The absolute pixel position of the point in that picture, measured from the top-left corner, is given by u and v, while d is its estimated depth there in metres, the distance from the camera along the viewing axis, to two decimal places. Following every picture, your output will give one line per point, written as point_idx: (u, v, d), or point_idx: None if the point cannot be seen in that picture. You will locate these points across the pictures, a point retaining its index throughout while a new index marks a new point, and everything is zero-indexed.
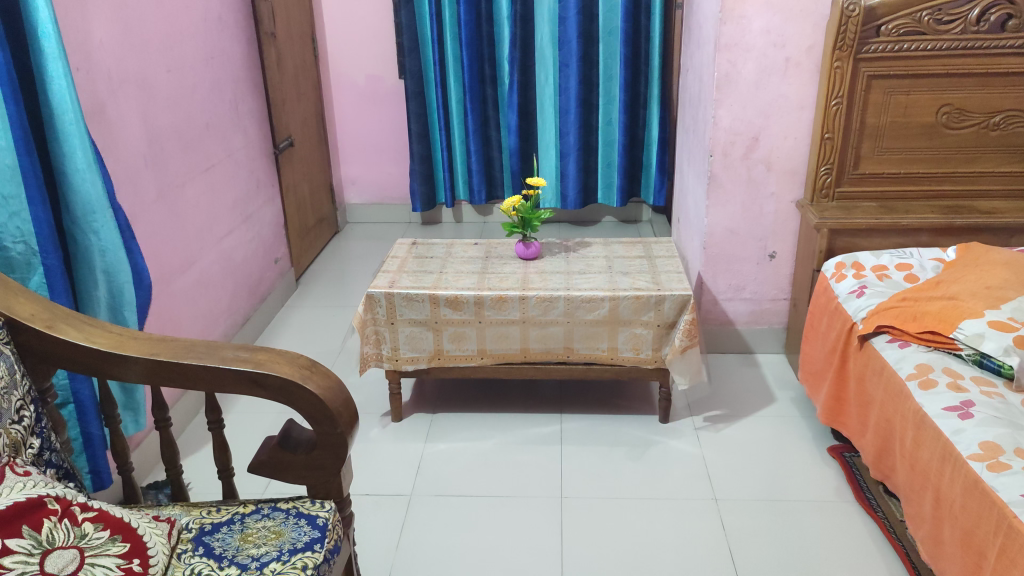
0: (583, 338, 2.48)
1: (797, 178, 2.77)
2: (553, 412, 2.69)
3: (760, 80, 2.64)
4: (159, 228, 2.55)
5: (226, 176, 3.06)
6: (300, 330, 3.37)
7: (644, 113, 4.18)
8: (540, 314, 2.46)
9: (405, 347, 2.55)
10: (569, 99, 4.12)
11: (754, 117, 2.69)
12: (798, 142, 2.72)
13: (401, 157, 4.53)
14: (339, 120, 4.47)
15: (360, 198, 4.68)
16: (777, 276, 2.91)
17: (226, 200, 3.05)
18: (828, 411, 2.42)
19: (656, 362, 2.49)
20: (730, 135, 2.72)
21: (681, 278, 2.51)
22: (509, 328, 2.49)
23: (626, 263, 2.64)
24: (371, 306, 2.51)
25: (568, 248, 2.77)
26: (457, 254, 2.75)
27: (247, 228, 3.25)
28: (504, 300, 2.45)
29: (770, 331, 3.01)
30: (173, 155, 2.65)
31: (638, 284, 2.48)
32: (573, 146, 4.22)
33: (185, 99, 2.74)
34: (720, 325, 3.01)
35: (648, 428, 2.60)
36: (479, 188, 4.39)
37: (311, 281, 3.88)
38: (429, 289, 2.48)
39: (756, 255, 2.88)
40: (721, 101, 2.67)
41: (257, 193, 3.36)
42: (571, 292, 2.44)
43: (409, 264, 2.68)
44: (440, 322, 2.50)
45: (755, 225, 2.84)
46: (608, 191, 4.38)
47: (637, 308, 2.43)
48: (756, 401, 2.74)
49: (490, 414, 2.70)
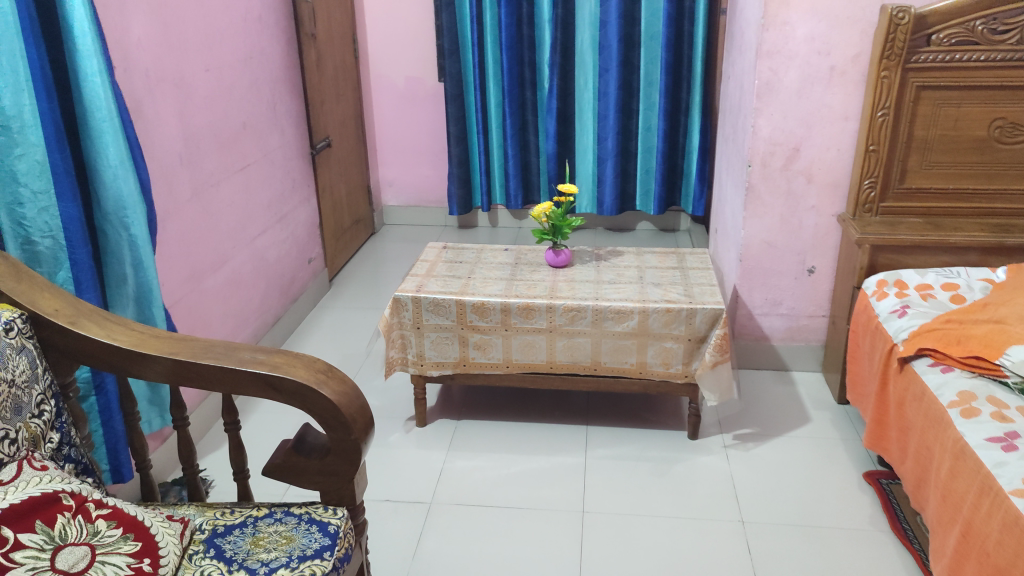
0: (611, 350, 2.43)
1: (839, 191, 2.68)
2: (578, 423, 2.64)
3: (803, 89, 2.56)
4: (193, 226, 2.57)
5: (261, 175, 3.08)
6: (329, 332, 3.37)
7: (685, 120, 4.11)
8: (568, 323, 2.41)
9: (430, 353, 2.52)
10: (608, 104, 4.07)
11: (796, 127, 2.61)
12: (842, 153, 2.63)
13: (438, 159, 4.53)
14: (378, 121, 4.48)
15: (396, 200, 4.69)
16: (815, 292, 2.82)
17: (260, 200, 3.07)
18: (870, 432, 2.34)
19: (686, 376, 2.43)
20: (769, 145, 2.65)
21: (713, 290, 2.45)
22: (536, 337, 2.45)
23: (658, 273, 2.58)
24: (398, 309, 2.49)
25: (599, 257, 2.72)
26: (487, 260, 2.72)
27: (281, 228, 3.27)
28: (531, 309, 2.41)
29: (807, 348, 2.91)
30: (209, 153, 2.68)
31: (670, 296, 2.42)
32: (611, 151, 4.16)
33: (223, 98, 2.77)
34: (755, 341, 2.93)
35: (675, 444, 2.53)
36: (515, 193, 4.35)
37: (343, 282, 3.88)
38: (456, 294, 2.46)
39: (794, 269, 2.80)
40: (761, 110, 2.60)
41: (292, 192, 3.37)
42: (600, 302, 2.40)
43: (438, 268, 2.66)
44: (466, 327, 2.47)
45: (794, 239, 2.76)
46: (646, 198, 4.32)
47: (667, 321, 2.37)
48: (790, 420, 2.65)
49: (515, 424, 2.66)
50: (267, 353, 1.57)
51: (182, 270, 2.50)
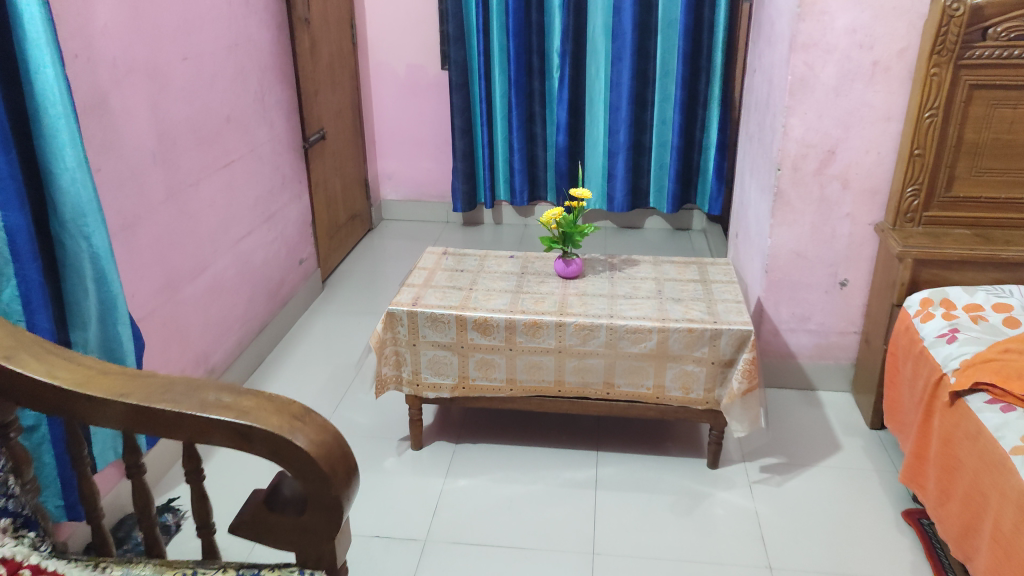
0: (626, 373, 2.21)
1: (877, 199, 2.45)
2: (588, 447, 2.43)
3: (840, 86, 2.32)
4: (166, 230, 2.35)
5: (248, 171, 2.86)
6: (321, 340, 3.16)
7: (702, 114, 3.86)
8: (579, 343, 2.19)
9: (427, 372, 2.30)
10: (621, 95, 3.81)
11: (832, 127, 2.38)
12: (881, 157, 2.40)
13: (440, 152, 4.29)
14: (377, 111, 4.24)
15: (396, 193, 4.45)
16: (847, 307, 2.61)
17: (246, 198, 2.85)
18: (907, 469, 2.13)
19: (709, 403, 2.21)
20: (802, 147, 2.41)
21: (739, 308, 2.22)
22: (543, 358, 2.23)
23: (678, 287, 2.35)
24: (392, 324, 2.27)
25: (613, 266, 2.50)
26: (491, 268, 2.49)
27: (270, 228, 3.05)
28: (539, 326, 2.19)
29: (837, 367, 2.71)
30: (187, 149, 2.45)
31: (692, 314, 2.20)
32: (623, 144, 3.91)
33: (203, 88, 2.54)
34: (780, 359, 2.73)
35: (693, 474, 2.32)
36: (521, 189, 4.13)
37: (338, 283, 3.67)
38: (456, 309, 2.23)
39: (824, 282, 2.59)
40: (793, 108, 2.36)
41: (282, 189, 3.15)
42: (615, 320, 2.17)
43: (437, 277, 2.43)
44: (466, 346, 2.25)
45: (825, 249, 2.54)
46: (659, 194, 4.08)
47: (688, 342, 2.15)
48: (820, 449, 2.44)
49: (519, 447, 2.44)
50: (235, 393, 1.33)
51: (156, 279, 2.29)
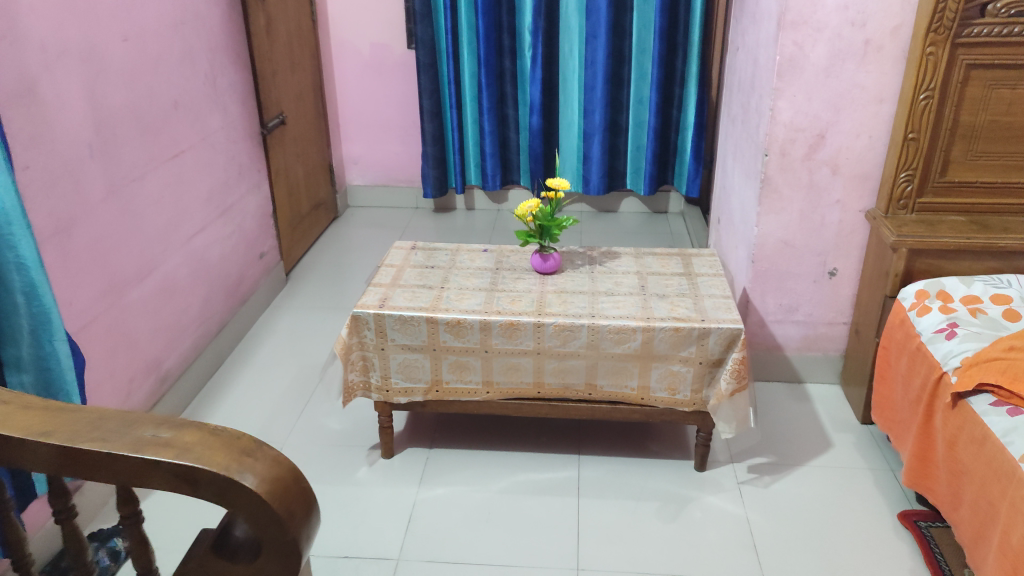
0: (609, 374, 2.08)
1: (868, 184, 2.34)
2: (569, 450, 2.31)
3: (831, 66, 2.19)
4: (106, 231, 2.17)
5: (200, 162, 2.66)
6: (284, 338, 2.99)
7: (679, 92, 3.71)
8: (559, 345, 2.05)
9: (397, 376, 2.15)
10: (596, 74, 3.65)
11: (822, 110, 2.25)
12: (873, 140, 2.28)
13: (408, 136, 4.10)
14: (340, 93, 4.03)
15: (362, 179, 4.26)
16: (835, 297, 2.51)
17: (198, 191, 2.66)
18: (911, 470, 2.03)
19: (696, 404, 2.09)
20: (790, 131, 2.28)
21: (727, 305, 2.10)
22: (521, 360, 2.09)
23: (662, 281, 2.22)
24: (357, 328, 2.10)
25: (592, 260, 2.36)
26: (463, 264, 2.34)
27: (225, 222, 2.86)
28: (515, 328, 2.05)
29: (825, 358, 2.61)
30: (129, 140, 2.26)
31: (677, 312, 2.07)
32: (598, 126, 3.76)
33: (147, 72, 2.33)
34: (767, 351, 2.61)
35: (680, 477, 2.20)
36: (493, 173, 3.96)
37: (302, 276, 3.49)
38: (427, 311, 2.08)
39: (813, 271, 2.48)
40: (782, 90, 2.23)
41: (240, 179, 2.96)
42: (597, 320, 2.03)
43: (406, 275, 2.27)
44: (438, 348, 2.10)
45: (814, 238, 2.43)
46: (636, 175, 3.94)
47: (674, 342, 2.02)
48: (810, 446, 2.34)
49: (496, 452, 2.30)
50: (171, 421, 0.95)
51: (96, 284, 2.13)
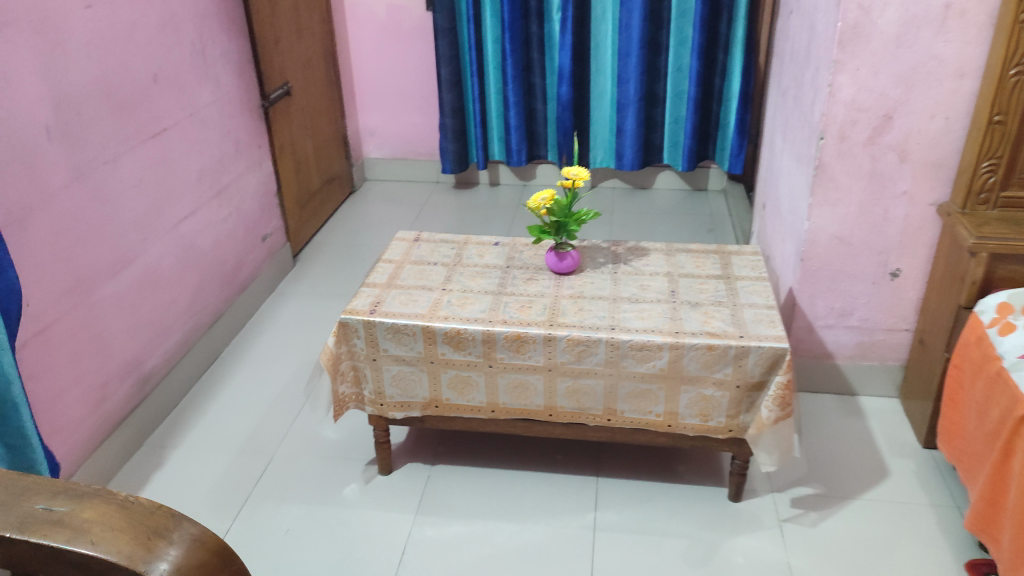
0: (630, 395, 1.81)
1: (941, 173, 2.01)
2: (587, 472, 2.06)
3: (902, 34, 1.87)
4: (72, 220, 1.95)
5: (191, 140, 2.43)
6: (287, 328, 2.76)
7: (722, 60, 3.34)
8: (573, 361, 1.79)
9: (392, 391, 1.91)
10: (630, 39, 3.30)
11: (890, 87, 1.93)
12: (950, 122, 1.95)
13: (428, 105, 3.82)
14: (356, 60, 3.76)
15: (380, 151, 4.00)
16: (897, 301, 2.19)
17: (187, 172, 2.43)
18: (977, 514, 1.74)
19: (732, 431, 1.82)
20: (851, 111, 1.97)
21: (771, 318, 1.80)
22: (530, 376, 1.83)
23: (695, 286, 1.94)
24: (346, 336, 1.87)
25: (617, 257, 2.08)
26: (470, 260, 2.08)
27: (220, 204, 2.63)
28: (523, 341, 1.79)
29: (882, 369, 2.30)
30: (100, 119, 2.03)
31: (712, 325, 1.78)
32: (633, 97, 3.41)
33: (119, 42, 2.09)
34: (815, 359, 2.32)
35: (710, 512, 1.94)
36: (518, 147, 3.67)
37: (312, 258, 3.26)
38: (423, 319, 1.83)
39: (872, 272, 2.16)
40: (843, 63, 1.91)
41: (240, 158, 2.73)
42: (618, 333, 1.76)
43: (405, 274, 2.02)
44: (437, 361, 1.85)
45: (875, 234, 2.11)
46: (674, 150, 3.59)
47: (707, 362, 1.74)
48: (862, 475, 2.05)
49: (506, 473, 2.06)
50: (78, 490, 0.75)
51: (60, 280, 1.92)
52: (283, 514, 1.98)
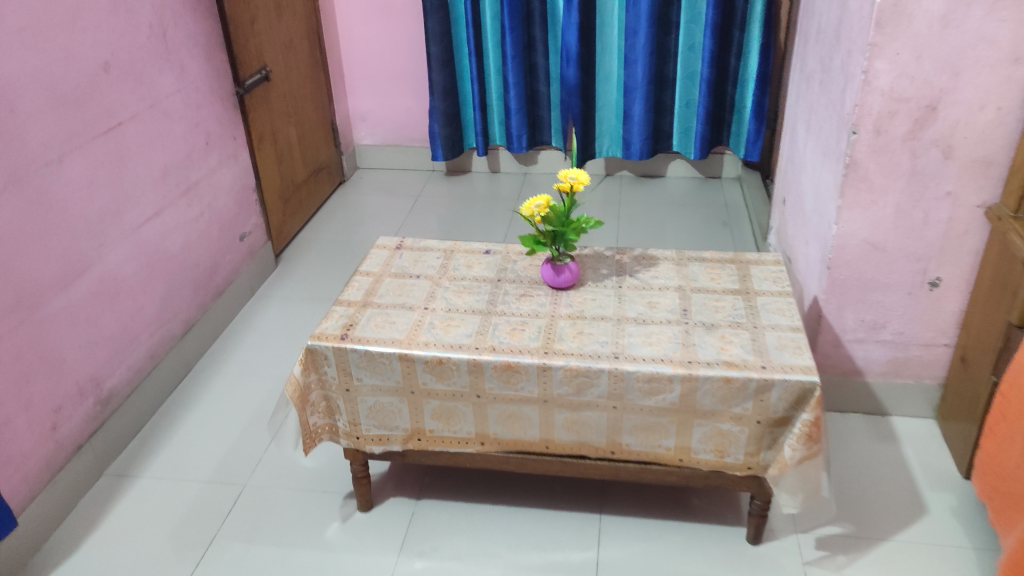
0: (636, 431, 1.58)
1: (991, 172, 1.77)
2: (589, 507, 1.85)
3: (951, 13, 1.62)
4: (8, 230, 1.73)
5: (153, 134, 2.21)
6: (266, 336, 2.54)
7: (738, 37, 3.08)
8: (572, 394, 1.56)
9: (369, 423, 1.69)
10: (638, 16, 3.03)
11: (935, 74, 1.68)
12: (1003, 114, 1.70)
13: (423, 88, 3.58)
14: (344, 40, 3.51)
15: (371, 137, 3.76)
16: (935, 313, 1.96)
17: (151, 169, 2.21)
18: (1010, 561, 1.53)
19: (751, 468, 1.59)
20: (890, 103, 1.72)
21: (797, 343, 1.57)
22: (523, 409, 1.60)
23: (710, 303, 1.71)
24: (315, 364, 1.65)
25: (622, 268, 1.85)
26: (458, 273, 1.86)
27: (191, 203, 2.40)
28: (514, 371, 1.56)
29: (916, 387, 2.07)
30: (39, 115, 1.81)
31: (730, 353, 1.55)
32: (641, 79, 3.15)
33: (62, 27, 1.86)
34: (843, 377, 2.09)
35: (726, 556, 1.72)
36: (519, 132, 3.43)
37: (297, 256, 3.05)
38: (401, 345, 1.60)
39: (908, 281, 1.93)
40: (881, 47, 1.67)
41: (212, 152, 2.50)
42: (622, 363, 1.53)
43: (384, 289, 1.81)
44: (418, 392, 1.63)
45: (913, 240, 1.88)
46: (685, 136, 3.33)
47: (723, 396, 1.51)
48: (899, 511, 1.83)
49: (499, 508, 1.86)
50: None
51: None
52: (251, 558, 1.77)
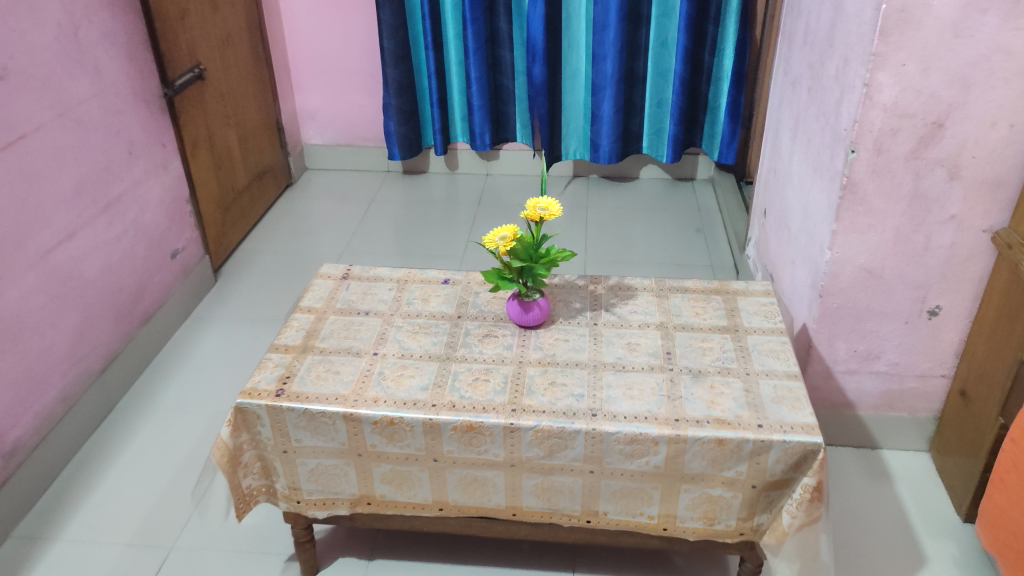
0: (616, 496, 1.40)
1: (999, 193, 1.61)
2: (561, 566, 1.66)
3: (963, 21, 1.45)
4: None
5: (63, 146, 1.94)
6: (202, 365, 2.30)
7: (713, 33, 2.89)
8: (543, 457, 1.37)
9: (310, 487, 1.48)
10: (608, 9, 2.82)
11: (944, 88, 1.51)
12: (1015, 132, 1.54)
13: (376, 84, 3.33)
14: (289, 32, 3.24)
15: (321, 137, 3.50)
16: (933, 343, 1.81)
17: (62, 186, 1.95)
18: None
19: (744, 533, 1.42)
20: (893, 119, 1.55)
21: (795, 394, 1.40)
22: (488, 473, 1.40)
23: (696, 343, 1.53)
24: (247, 423, 1.43)
25: (597, 302, 1.66)
26: (412, 309, 1.65)
27: (113, 220, 2.14)
28: (477, 433, 1.36)
29: (909, 420, 1.92)
30: None
31: (722, 407, 1.37)
32: (610, 76, 2.95)
33: None
34: (833, 410, 1.93)
35: None
36: (481, 130, 3.20)
37: (238, 270, 2.79)
38: (346, 403, 1.39)
39: (906, 309, 1.77)
40: (885, 57, 1.49)
41: (137, 162, 2.24)
42: (600, 422, 1.34)
43: (327, 329, 1.59)
44: (366, 454, 1.42)
45: (912, 266, 1.72)
46: (656, 138, 3.14)
47: (714, 459, 1.34)
48: (898, 563, 1.68)
49: (461, 569, 1.66)
50: None
51: None
52: None
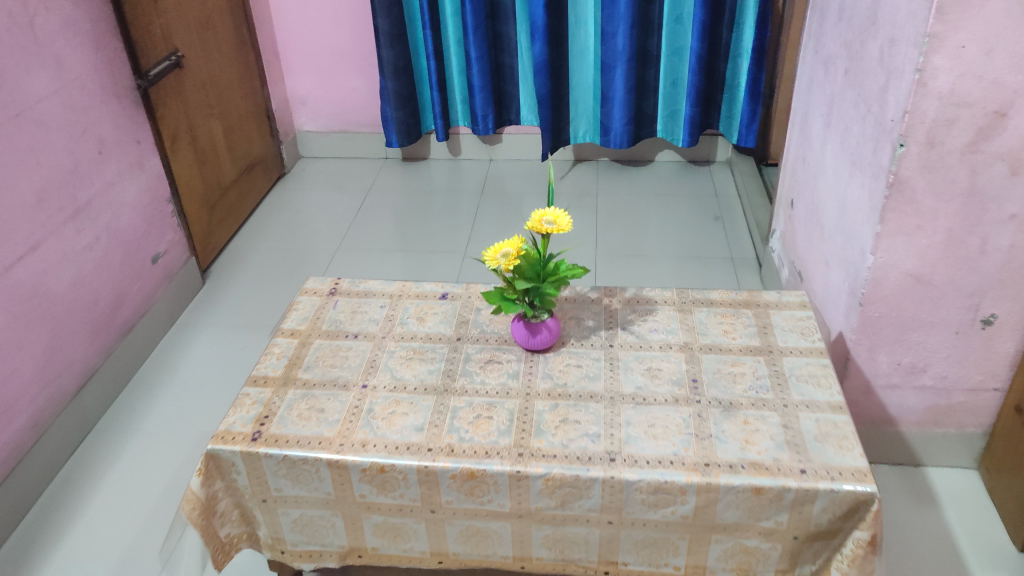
0: (637, 548, 1.24)
1: None
2: None
3: None
4: None
5: (22, 150, 1.77)
6: (188, 379, 2.15)
7: (732, 6, 2.67)
8: (555, 507, 1.21)
9: (294, 538, 1.32)
10: None
11: (1010, 73, 1.31)
12: None
13: (370, 66, 3.13)
14: (276, 13, 3.04)
15: (314, 123, 3.31)
16: (986, 355, 1.63)
17: (23, 194, 1.78)
18: None
19: None
20: (949, 109, 1.35)
21: (841, 430, 1.22)
22: (492, 524, 1.24)
23: (725, 369, 1.35)
24: (220, 470, 1.26)
25: (612, 319, 1.49)
26: (406, 331, 1.48)
27: (83, 227, 1.97)
28: (480, 482, 1.19)
29: (956, 435, 1.75)
30: None
31: (758, 448, 1.20)
32: (621, 53, 2.74)
33: None
34: (872, 426, 1.76)
35: None
36: (483, 113, 3.00)
37: (227, 270, 2.63)
38: (330, 447, 1.23)
39: (956, 319, 1.59)
40: (942, 39, 1.29)
41: (108, 162, 2.06)
42: (620, 469, 1.17)
43: (311, 357, 1.42)
44: (354, 504, 1.26)
45: (966, 271, 1.53)
46: (671, 120, 2.94)
47: (751, 509, 1.17)
48: None
49: None
50: None
51: None
52: None
